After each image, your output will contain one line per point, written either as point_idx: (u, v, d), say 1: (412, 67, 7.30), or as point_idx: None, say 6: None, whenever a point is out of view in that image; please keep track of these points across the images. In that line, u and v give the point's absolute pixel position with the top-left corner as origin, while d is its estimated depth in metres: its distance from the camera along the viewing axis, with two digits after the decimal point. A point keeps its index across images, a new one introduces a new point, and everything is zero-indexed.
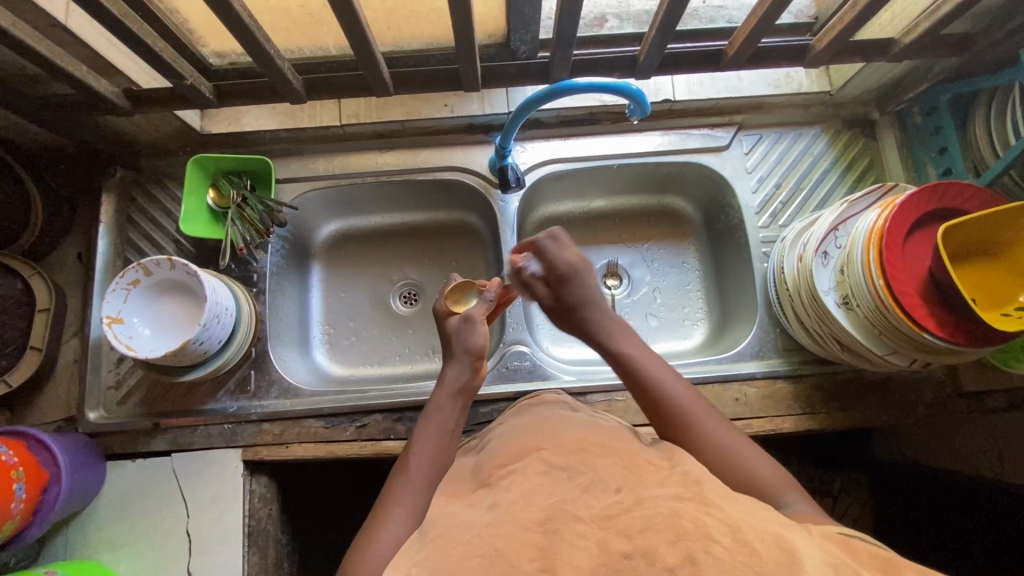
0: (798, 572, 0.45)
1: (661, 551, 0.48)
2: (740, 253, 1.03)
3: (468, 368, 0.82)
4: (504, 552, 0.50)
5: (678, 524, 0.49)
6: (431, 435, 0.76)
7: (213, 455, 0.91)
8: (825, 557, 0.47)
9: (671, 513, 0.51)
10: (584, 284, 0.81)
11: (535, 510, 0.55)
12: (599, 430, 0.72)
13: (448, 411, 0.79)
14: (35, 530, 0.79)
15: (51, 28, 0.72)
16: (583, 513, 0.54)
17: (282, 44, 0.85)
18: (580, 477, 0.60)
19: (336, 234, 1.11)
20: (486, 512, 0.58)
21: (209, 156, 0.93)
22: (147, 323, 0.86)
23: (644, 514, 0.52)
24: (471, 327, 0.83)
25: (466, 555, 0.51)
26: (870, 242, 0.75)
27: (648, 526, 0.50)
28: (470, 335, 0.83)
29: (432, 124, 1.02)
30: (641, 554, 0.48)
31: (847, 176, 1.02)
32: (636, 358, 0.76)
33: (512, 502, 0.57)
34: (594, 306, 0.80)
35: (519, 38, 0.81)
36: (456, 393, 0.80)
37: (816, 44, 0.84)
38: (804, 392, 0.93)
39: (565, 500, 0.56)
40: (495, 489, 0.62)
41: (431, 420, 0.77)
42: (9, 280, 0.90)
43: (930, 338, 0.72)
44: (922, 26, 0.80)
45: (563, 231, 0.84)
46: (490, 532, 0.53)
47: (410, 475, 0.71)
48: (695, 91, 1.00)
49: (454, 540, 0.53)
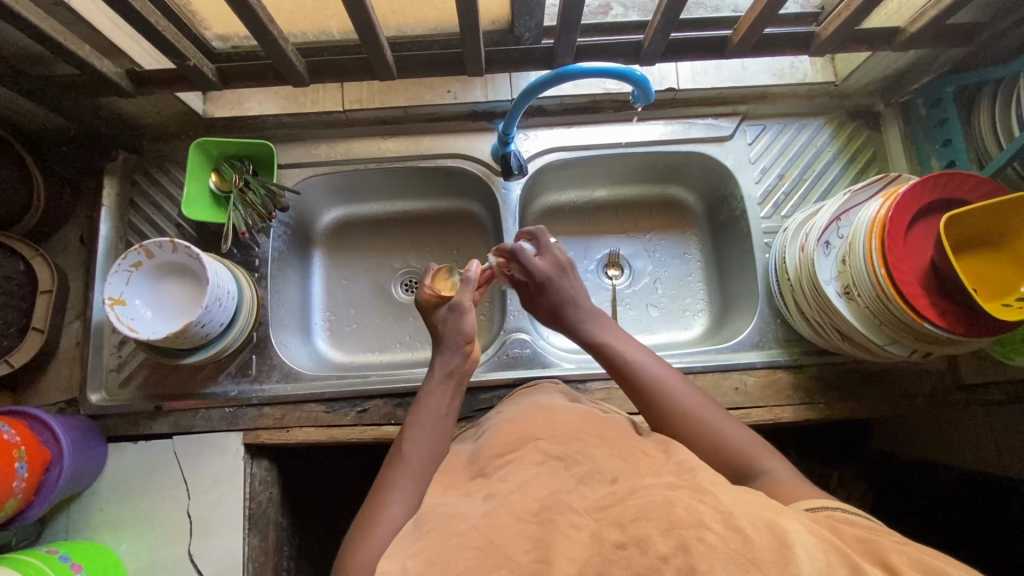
0: (790, 561, 0.45)
1: (654, 539, 0.48)
2: (742, 244, 1.03)
3: (459, 353, 0.82)
4: (500, 543, 0.51)
5: (672, 512, 0.49)
6: (423, 421, 0.76)
7: (214, 438, 0.91)
8: (818, 544, 0.48)
9: (665, 502, 0.51)
10: (564, 284, 0.83)
11: (531, 500, 0.55)
12: (597, 420, 0.72)
13: (439, 395, 0.79)
14: (37, 510, 0.79)
15: (52, 6, 0.71)
16: (578, 504, 0.54)
17: (286, 28, 0.85)
18: (577, 467, 0.61)
19: (337, 221, 1.11)
20: (482, 503, 0.58)
21: (211, 140, 0.92)
22: (149, 305, 0.86)
23: (637, 504, 0.52)
24: (459, 314, 0.82)
25: (461, 546, 0.51)
26: (872, 232, 0.75)
27: (642, 515, 0.50)
28: (458, 322, 0.82)
29: (435, 110, 1.02)
30: (635, 543, 0.48)
31: (851, 167, 1.02)
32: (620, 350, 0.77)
33: (507, 492, 0.58)
34: (574, 305, 0.82)
35: (523, 24, 0.82)
36: (446, 377, 0.81)
37: (821, 32, 0.84)
38: (803, 382, 0.93)
39: (561, 490, 0.57)
40: (492, 481, 0.63)
41: (424, 406, 0.78)
42: (10, 262, 0.89)
43: (930, 327, 0.72)
44: (928, 15, 0.79)
45: (544, 230, 0.88)
46: (487, 523, 0.53)
47: (405, 462, 0.71)
48: (699, 80, 0.99)
49: (450, 532, 0.54)
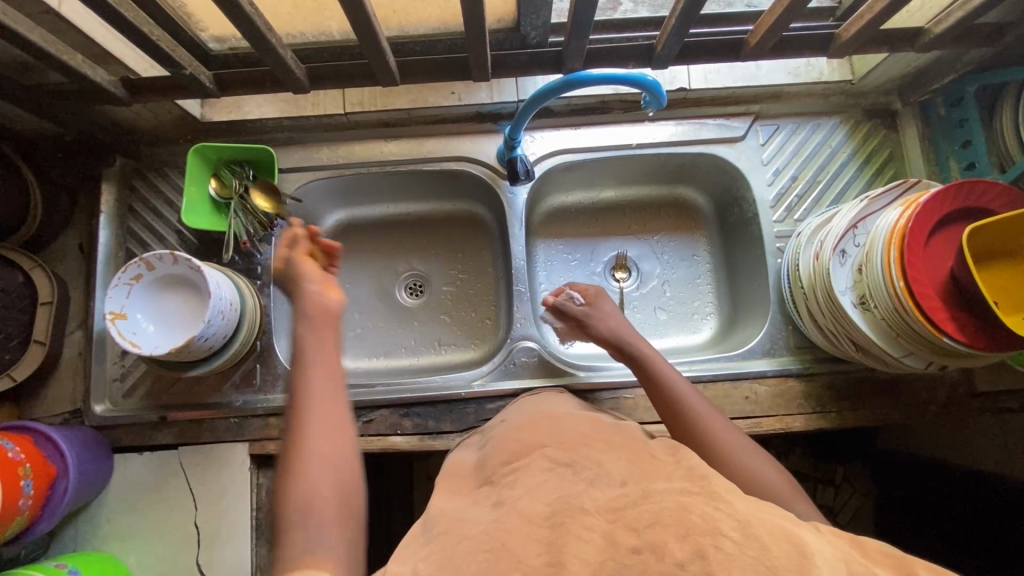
0: (811, 570, 0.41)
1: (670, 546, 0.44)
2: (753, 248, 1.01)
3: (313, 289, 0.75)
4: (512, 546, 0.48)
5: (688, 519, 0.46)
6: (314, 358, 0.69)
7: (220, 449, 0.91)
8: (836, 554, 0.44)
9: (680, 508, 0.47)
10: (605, 314, 0.88)
11: (542, 504, 0.52)
12: (602, 426, 0.70)
13: (316, 329, 0.71)
14: (44, 525, 0.79)
15: (41, 16, 0.68)
16: (590, 506, 0.51)
17: (284, 30, 0.82)
18: (585, 471, 0.58)
19: (340, 224, 1.09)
20: (491, 510, 0.56)
21: (210, 145, 0.90)
22: (150, 319, 0.84)
23: (651, 509, 0.48)
24: (292, 264, 0.77)
25: (473, 549, 0.49)
26: (891, 241, 0.73)
27: (656, 519, 0.47)
28: (292, 270, 0.77)
29: (440, 112, 0.99)
30: (650, 548, 0.44)
31: (866, 169, 0.99)
32: (660, 373, 0.79)
33: (516, 498, 0.55)
34: (623, 323, 0.87)
35: (529, 23, 0.79)
36: (311, 313, 0.73)
37: (841, 33, 0.80)
38: (815, 391, 0.92)
39: (571, 493, 0.53)
40: (499, 487, 0.60)
41: (306, 343, 0.70)
42: (9, 273, 0.88)
43: (949, 342, 0.70)
44: (953, 16, 0.76)
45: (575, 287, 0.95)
46: (498, 527, 0.51)
47: (315, 400, 0.65)
48: (711, 79, 0.96)
49: (459, 536, 0.52)
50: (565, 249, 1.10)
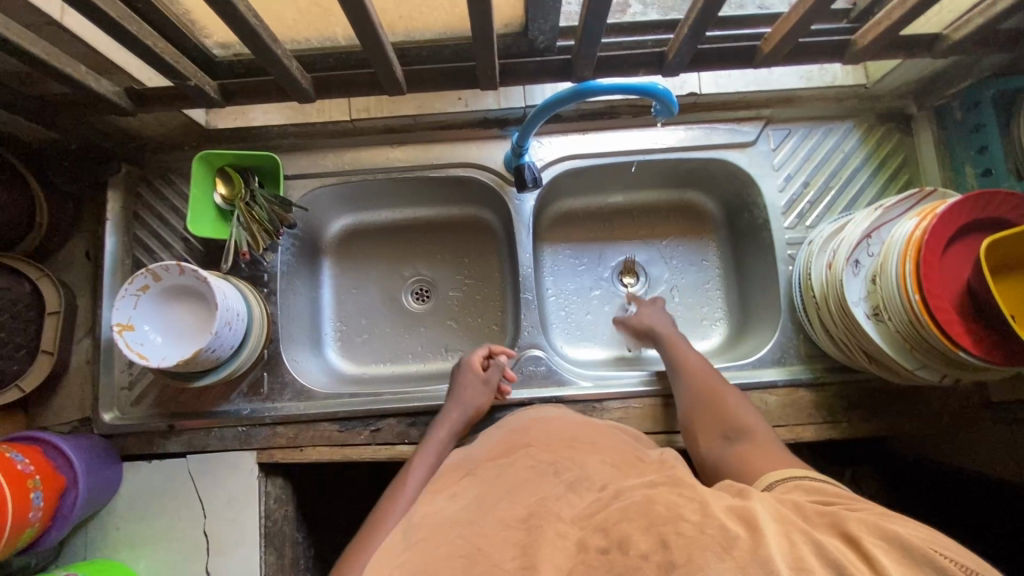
0: (758, 539, 0.42)
1: (634, 538, 0.45)
2: (764, 255, 1.00)
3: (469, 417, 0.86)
4: (487, 552, 0.48)
5: (652, 510, 0.47)
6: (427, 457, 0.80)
7: (228, 458, 0.91)
8: (774, 520, 0.45)
9: (646, 500, 0.49)
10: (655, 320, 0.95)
11: (519, 506, 0.53)
12: (594, 429, 0.70)
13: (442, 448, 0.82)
14: (54, 535, 0.80)
15: (45, 27, 0.68)
16: (566, 514, 0.52)
17: (288, 36, 0.81)
18: (566, 473, 0.58)
19: (346, 229, 1.09)
20: (470, 505, 0.56)
21: (214, 152, 0.89)
22: (160, 330, 0.84)
23: (621, 507, 0.49)
24: (481, 387, 0.88)
25: (448, 555, 0.48)
26: (907, 254, 0.71)
27: (623, 516, 0.48)
28: (477, 392, 0.87)
29: (445, 118, 0.97)
30: (616, 546, 0.45)
31: (880, 174, 0.98)
32: (698, 376, 0.82)
33: (495, 499, 0.55)
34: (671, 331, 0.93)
35: (538, 27, 0.77)
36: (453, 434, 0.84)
37: (858, 39, 0.78)
38: (827, 401, 0.91)
39: (549, 497, 0.54)
40: (481, 480, 0.60)
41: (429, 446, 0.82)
42: (16, 283, 0.87)
43: (965, 356, 0.69)
44: (975, 22, 0.74)
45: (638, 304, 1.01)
46: (475, 532, 0.51)
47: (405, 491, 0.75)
48: (723, 84, 0.95)
49: (437, 541, 0.51)
50: (572, 255, 1.09)
